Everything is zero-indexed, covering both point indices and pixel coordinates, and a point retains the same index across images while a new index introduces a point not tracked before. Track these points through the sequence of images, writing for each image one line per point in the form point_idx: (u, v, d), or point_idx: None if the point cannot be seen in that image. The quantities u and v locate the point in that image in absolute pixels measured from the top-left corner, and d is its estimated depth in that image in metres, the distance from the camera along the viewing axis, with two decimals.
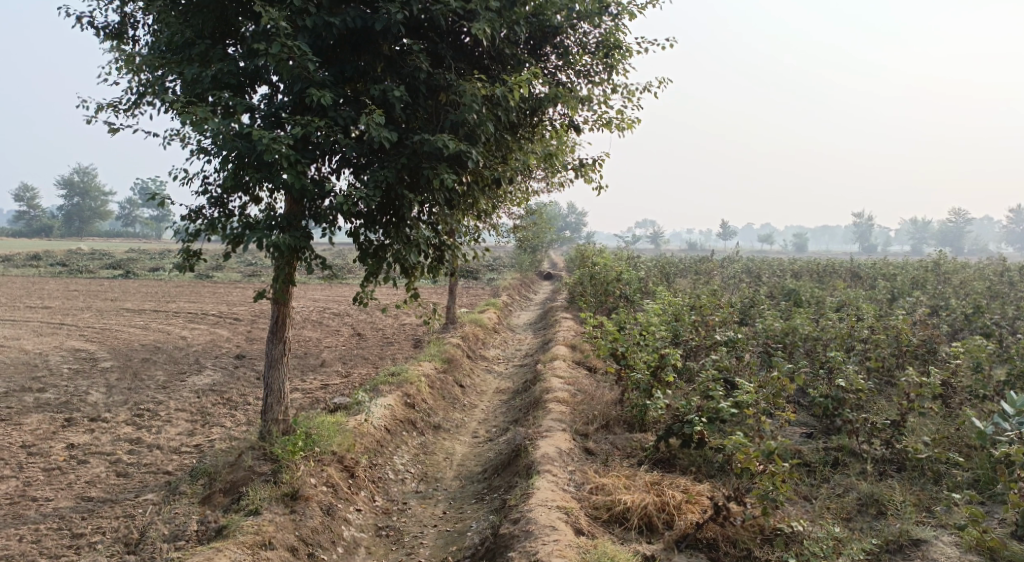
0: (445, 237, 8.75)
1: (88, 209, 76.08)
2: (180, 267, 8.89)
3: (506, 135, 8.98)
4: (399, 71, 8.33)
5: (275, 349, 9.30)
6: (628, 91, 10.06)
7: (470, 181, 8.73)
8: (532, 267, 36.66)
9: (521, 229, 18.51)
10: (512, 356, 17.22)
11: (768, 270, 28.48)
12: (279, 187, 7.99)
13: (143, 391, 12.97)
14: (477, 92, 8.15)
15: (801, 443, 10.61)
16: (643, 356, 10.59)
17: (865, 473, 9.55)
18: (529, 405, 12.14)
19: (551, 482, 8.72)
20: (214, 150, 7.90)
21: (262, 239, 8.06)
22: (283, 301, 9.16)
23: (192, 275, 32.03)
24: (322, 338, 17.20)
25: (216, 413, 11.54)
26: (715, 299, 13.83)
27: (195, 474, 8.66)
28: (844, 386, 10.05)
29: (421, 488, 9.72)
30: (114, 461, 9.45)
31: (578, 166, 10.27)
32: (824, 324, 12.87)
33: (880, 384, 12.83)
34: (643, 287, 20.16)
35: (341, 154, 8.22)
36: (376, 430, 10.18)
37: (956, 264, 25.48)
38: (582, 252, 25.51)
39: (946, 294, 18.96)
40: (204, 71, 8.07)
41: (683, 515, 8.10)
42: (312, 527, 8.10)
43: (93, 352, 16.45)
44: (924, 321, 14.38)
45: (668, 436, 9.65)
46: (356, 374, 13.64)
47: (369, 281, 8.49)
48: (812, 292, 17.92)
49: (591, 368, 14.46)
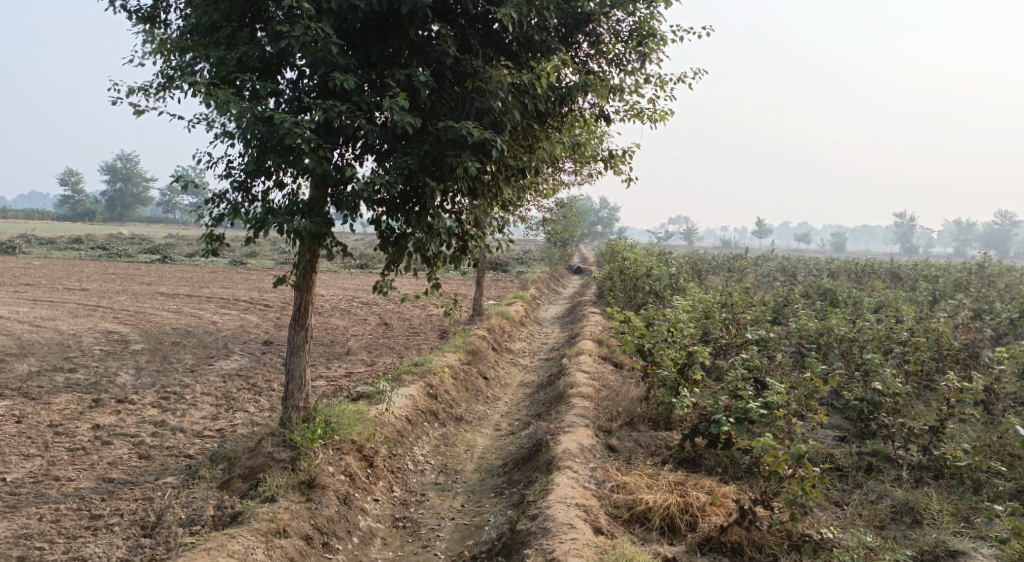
0: (468, 227, 8.67)
1: (130, 194, 77.31)
2: (204, 251, 8.90)
3: (533, 124, 8.82)
4: (426, 57, 8.24)
5: (297, 336, 9.26)
6: (662, 81, 9.84)
7: (494, 170, 8.62)
8: (565, 261, 36.47)
9: (552, 222, 18.35)
10: (539, 349, 17.10)
11: (804, 269, 28.00)
12: (301, 172, 7.94)
13: (171, 374, 13.05)
14: (504, 79, 8.02)
15: (832, 447, 10.36)
16: (670, 352, 10.40)
17: (900, 480, 9.28)
18: (553, 399, 12.02)
19: (571, 479, 8.58)
20: (237, 134, 7.87)
21: (283, 225, 8.03)
22: (305, 288, 9.12)
23: (226, 261, 32.31)
24: (349, 326, 17.21)
25: (241, 398, 11.56)
26: (747, 297, 13.56)
27: (215, 458, 8.66)
28: (882, 389, 9.84)
29: (440, 479, 9.64)
30: (137, 443, 9.49)
31: (608, 157, 10.09)
32: (861, 325, 12.58)
33: (917, 388, 12.49)
34: (674, 283, 19.89)
35: (364, 140, 8.16)
36: (397, 420, 10.12)
37: (1001, 267, 24.82)
38: (614, 246, 25.27)
39: (989, 298, 18.46)
40: (229, 54, 8.04)
41: (707, 517, 7.91)
42: (328, 516, 8.05)
43: (124, 335, 16.61)
44: (966, 325, 14.00)
45: (694, 436, 9.45)
46: (381, 363, 13.60)
47: (389, 270, 8.44)
48: (849, 292, 17.53)
49: (618, 364, 14.28)
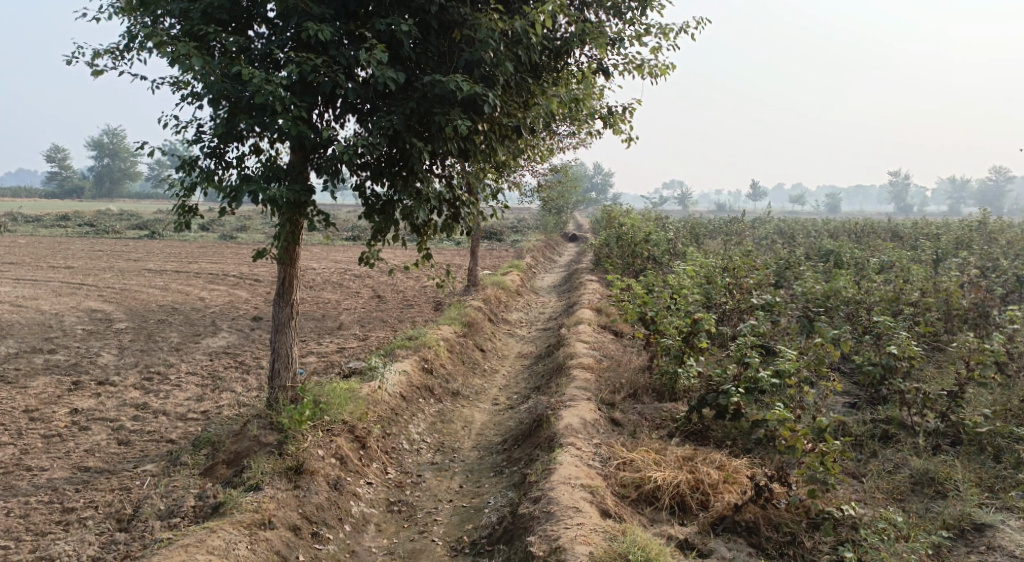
0: (460, 193, 8.15)
1: (119, 169, 76.22)
2: (176, 224, 8.39)
3: (527, 78, 8.24)
4: (408, 5, 7.65)
5: (282, 312, 8.77)
6: (665, 31, 9.28)
7: (486, 130, 8.09)
8: (558, 228, 35.95)
9: (546, 188, 17.83)
10: (536, 319, 16.66)
11: (803, 231, 27.51)
12: (276, 135, 7.42)
13: (155, 353, 12.55)
14: (493, 26, 7.49)
15: (844, 414, 9.94)
16: (674, 321, 9.92)
17: (917, 447, 8.85)
18: (552, 371, 11.57)
19: (574, 457, 8.14)
20: (205, 94, 7.36)
21: (257, 193, 7.52)
22: (288, 262, 8.62)
23: (216, 237, 31.70)
24: (341, 300, 16.71)
25: (227, 378, 11.08)
26: (750, 260, 13.09)
27: (197, 444, 8.23)
28: (896, 352, 9.42)
29: (437, 459, 9.21)
30: (116, 428, 9.00)
31: (607, 114, 9.54)
32: (868, 287, 12.14)
33: (928, 350, 12.08)
34: (673, 248, 19.39)
35: (344, 99, 7.64)
36: (391, 397, 9.67)
37: (1003, 224, 24.37)
38: (609, 211, 24.73)
39: (995, 255, 18.03)
40: (194, 5, 7.50)
41: (719, 495, 7.48)
42: (317, 504, 7.61)
43: (108, 313, 16.07)
44: (975, 284, 13.57)
45: (701, 407, 9.00)
46: (374, 337, 13.12)
47: (376, 239, 7.93)
48: (853, 254, 17.07)
49: (618, 333, 13.80)
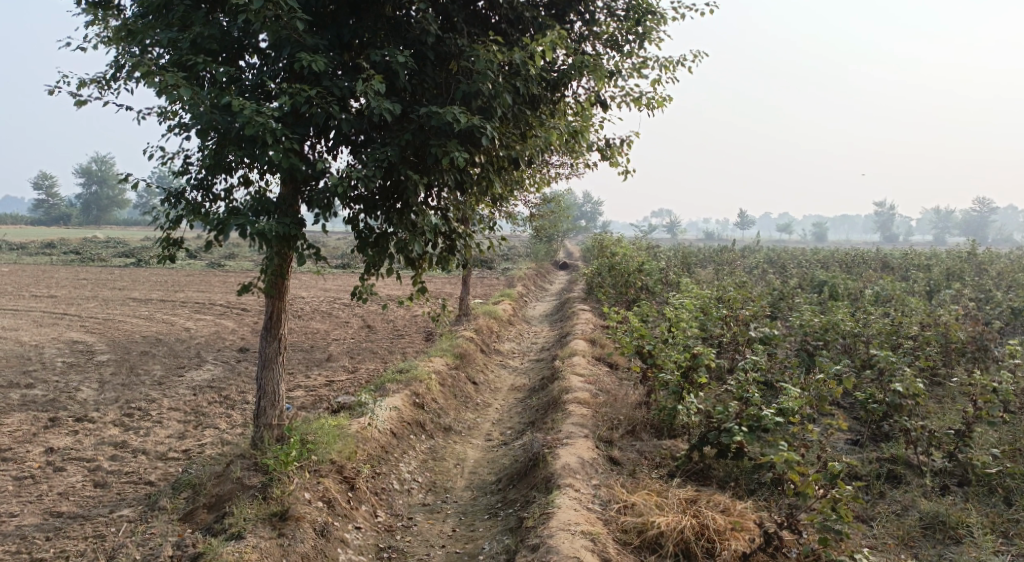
0: (455, 225, 7.91)
1: (106, 196, 75.80)
2: (160, 258, 8.07)
3: (525, 110, 8.00)
4: (404, 36, 7.43)
5: (269, 347, 8.46)
6: (663, 64, 9.13)
7: (484, 161, 7.84)
8: (549, 256, 35.74)
9: (538, 217, 17.60)
10: (528, 349, 16.35)
11: (793, 261, 27.34)
12: (266, 166, 7.15)
13: (137, 387, 12.14)
14: (492, 57, 7.29)
15: (846, 452, 9.63)
16: (672, 354, 9.57)
17: (925, 488, 8.53)
18: (547, 405, 11.24)
19: (573, 500, 7.83)
20: (192, 125, 7.09)
21: (245, 226, 7.22)
22: (276, 296, 8.33)
23: (204, 264, 31.35)
24: (329, 330, 16.35)
25: (211, 414, 10.69)
26: (745, 292, 12.85)
27: (177, 486, 7.89)
28: (901, 390, 9.16)
29: (429, 499, 8.86)
30: (93, 468, 8.60)
31: (604, 146, 9.33)
32: (867, 320, 11.91)
33: (927, 384, 11.83)
34: (664, 278, 19.17)
35: (337, 130, 7.38)
36: (381, 434, 9.32)
37: (993, 254, 24.28)
38: (600, 240, 24.50)
39: (987, 286, 17.89)
40: (182, 34, 7.23)
41: (726, 541, 7.16)
42: (302, 552, 7.21)
43: (90, 345, 15.64)
44: (974, 317, 13.35)
45: (703, 446, 8.68)
46: (363, 370, 12.77)
47: (369, 273, 7.64)
48: (846, 285, 16.87)
49: (613, 365, 13.49)
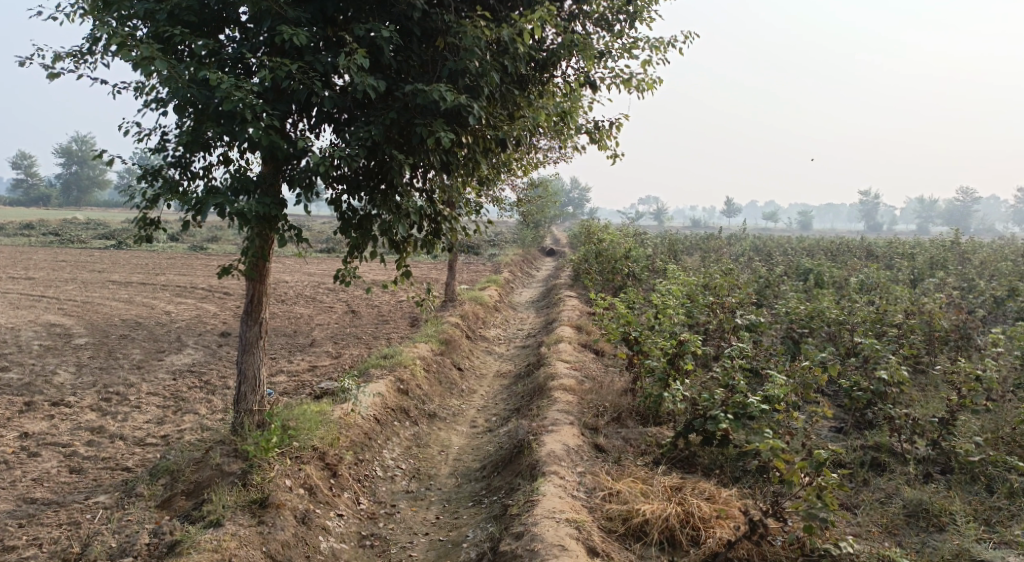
0: (441, 208, 7.77)
1: (87, 178, 74.90)
2: (136, 238, 7.90)
3: (513, 90, 7.87)
4: (389, 12, 7.27)
5: (250, 332, 8.30)
6: (653, 45, 9.01)
7: (470, 142, 7.71)
8: (535, 242, 35.59)
9: (525, 202, 17.45)
10: (513, 336, 16.24)
11: (779, 249, 27.32)
12: (245, 144, 6.99)
13: (116, 371, 11.94)
14: (479, 34, 7.15)
15: (832, 439, 9.60)
16: (659, 340, 9.49)
17: (909, 476, 8.52)
18: (532, 392, 11.14)
19: (558, 487, 7.75)
20: (170, 101, 6.91)
21: (224, 205, 7.06)
22: (257, 278, 8.17)
23: (186, 248, 31.00)
24: (313, 315, 16.17)
25: (192, 399, 10.52)
26: (732, 279, 12.78)
27: (155, 473, 7.75)
28: (887, 378, 9.12)
29: (412, 486, 8.75)
30: (69, 454, 8.43)
31: (593, 129, 9.21)
32: (854, 308, 11.87)
33: (912, 373, 11.81)
34: (651, 265, 19.09)
35: (319, 108, 7.22)
36: (364, 420, 9.20)
37: (977, 244, 24.34)
38: (586, 226, 24.38)
39: (972, 275, 17.92)
40: (160, 7, 7.05)
41: (711, 529, 7.10)
42: (283, 540, 7.09)
43: (68, 328, 15.39)
44: (959, 306, 13.35)
45: (689, 433, 8.62)
46: (347, 355, 12.62)
47: (352, 256, 7.50)
48: (831, 274, 16.85)
49: (598, 351, 13.40)
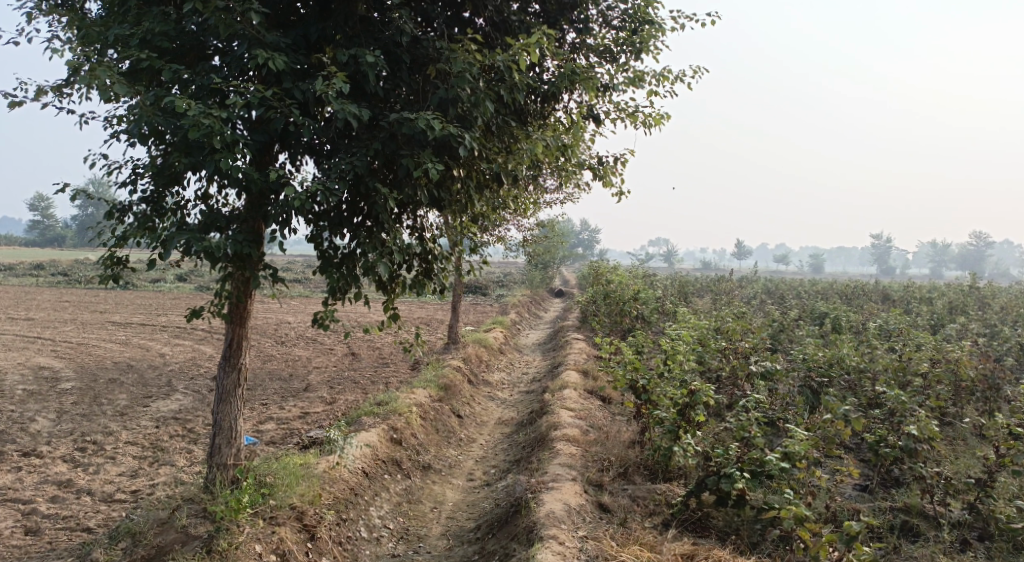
0: (432, 246, 7.20)
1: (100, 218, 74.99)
2: (102, 278, 7.35)
3: (510, 121, 7.33)
4: (377, 37, 6.78)
5: (227, 379, 7.68)
6: (660, 77, 8.48)
7: (463, 174, 7.15)
8: (544, 282, 34.96)
9: (531, 242, 16.85)
10: (518, 380, 15.56)
11: (793, 292, 26.63)
12: (216, 176, 6.45)
13: (96, 418, 11.31)
14: (472, 60, 6.65)
15: (855, 499, 8.86)
16: (668, 390, 8.80)
17: (943, 545, 7.76)
18: (534, 442, 10.45)
19: (556, 556, 7.07)
20: (137, 129, 6.41)
21: (191, 243, 6.52)
22: (235, 321, 7.59)
23: (193, 287, 30.51)
24: (311, 357, 15.55)
25: (171, 449, 9.87)
26: (745, 323, 12.12)
27: (115, 534, 7.15)
28: (917, 435, 8.40)
29: (399, 549, 8.05)
30: (28, 511, 7.80)
31: (597, 165, 8.64)
32: (875, 355, 11.17)
33: (939, 426, 11.06)
34: (661, 307, 18.42)
35: (299, 138, 6.70)
36: (352, 475, 8.51)
37: (996, 288, 23.57)
38: (596, 267, 23.77)
39: (994, 321, 17.17)
40: (133, 31, 6.57)
41: None
42: None
43: (56, 371, 14.80)
44: (986, 354, 12.60)
45: (701, 492, 7.83)
46: (342, 401, 11.95)
47: (333, 298, 6.90)
48: (848, 318, 16.13)
49: (606, 399, 12.71)
